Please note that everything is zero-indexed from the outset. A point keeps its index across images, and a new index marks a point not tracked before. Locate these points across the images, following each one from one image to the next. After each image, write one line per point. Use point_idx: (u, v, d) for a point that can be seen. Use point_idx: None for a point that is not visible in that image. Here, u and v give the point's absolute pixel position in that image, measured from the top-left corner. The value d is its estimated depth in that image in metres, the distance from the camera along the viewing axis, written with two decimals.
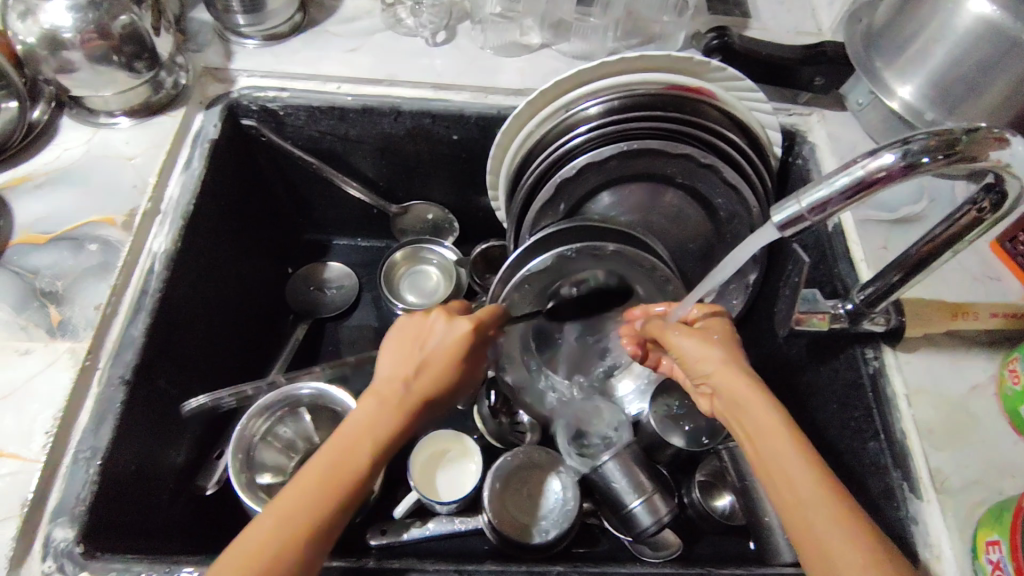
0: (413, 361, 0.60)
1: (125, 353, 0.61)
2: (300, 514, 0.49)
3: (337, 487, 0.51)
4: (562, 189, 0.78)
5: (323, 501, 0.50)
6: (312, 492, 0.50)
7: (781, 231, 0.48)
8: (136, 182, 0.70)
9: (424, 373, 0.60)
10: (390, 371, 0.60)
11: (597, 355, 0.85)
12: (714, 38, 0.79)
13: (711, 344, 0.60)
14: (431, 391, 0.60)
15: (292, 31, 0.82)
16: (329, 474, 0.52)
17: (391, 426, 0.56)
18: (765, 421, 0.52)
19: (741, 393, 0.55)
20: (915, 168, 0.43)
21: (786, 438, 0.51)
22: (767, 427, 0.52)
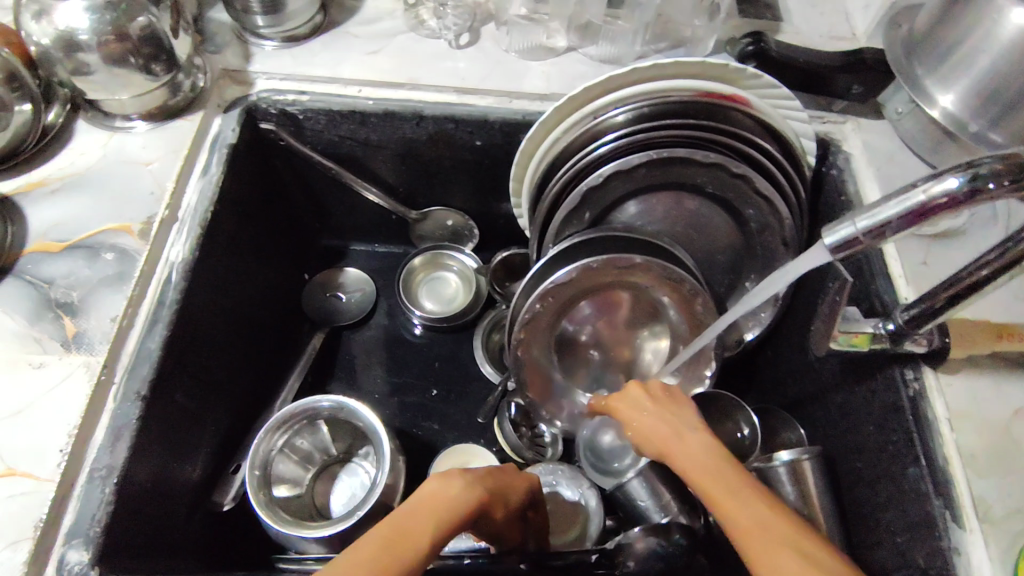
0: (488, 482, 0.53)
1: (141, 366, 0.59)
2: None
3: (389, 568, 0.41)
4: (588, 198, 0.75)
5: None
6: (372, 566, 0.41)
7: (833, 254, 0.46)
8: (154, 188, 0.68)
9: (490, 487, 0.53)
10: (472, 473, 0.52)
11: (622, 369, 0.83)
12: (750, 44, 0.76)
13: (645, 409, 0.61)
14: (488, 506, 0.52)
15: (312, 32, 0.80)
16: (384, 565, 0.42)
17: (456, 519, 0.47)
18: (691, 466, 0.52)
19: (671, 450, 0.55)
20: (980, 193, 0.40)
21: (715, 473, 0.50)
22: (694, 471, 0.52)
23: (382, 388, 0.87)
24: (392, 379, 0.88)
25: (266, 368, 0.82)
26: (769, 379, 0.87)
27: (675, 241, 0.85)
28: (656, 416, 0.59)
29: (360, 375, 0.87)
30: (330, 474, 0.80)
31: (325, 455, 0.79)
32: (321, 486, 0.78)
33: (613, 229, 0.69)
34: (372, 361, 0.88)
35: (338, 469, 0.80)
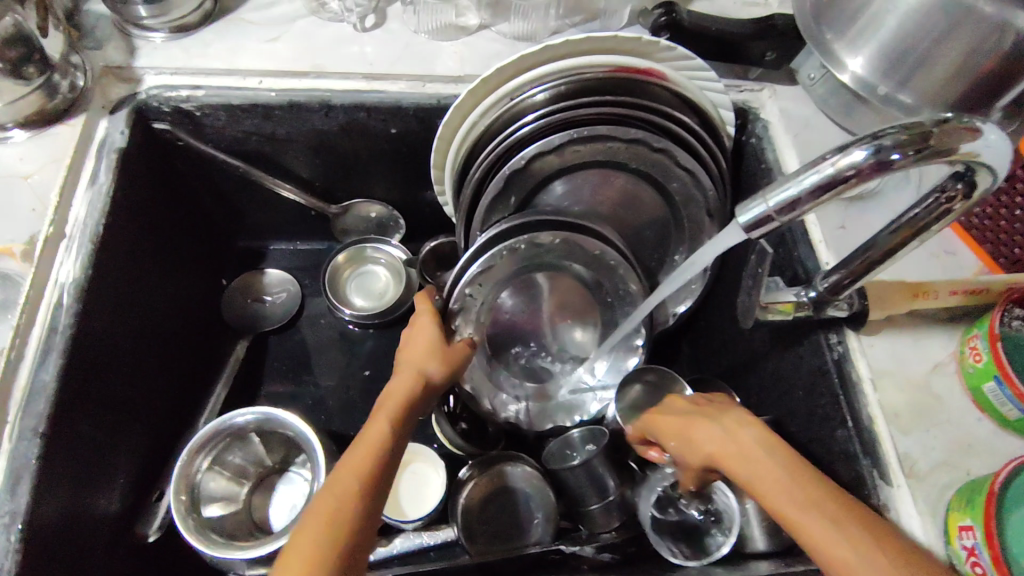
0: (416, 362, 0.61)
1: (37, 402, 0.55)
2: (346, 482, 0.51)
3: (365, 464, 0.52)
4: (511, 181, 0.73)
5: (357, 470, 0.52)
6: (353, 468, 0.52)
7: (748, 232, 0.45)
8: (35, 204, 0.62)
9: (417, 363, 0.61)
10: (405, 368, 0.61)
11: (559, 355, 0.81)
12: (661, 15, 0.74)
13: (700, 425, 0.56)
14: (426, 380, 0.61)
15: (202, 21, 0.74)
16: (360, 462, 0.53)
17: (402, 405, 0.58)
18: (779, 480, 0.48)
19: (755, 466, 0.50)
20: (887, 165, 0.39)
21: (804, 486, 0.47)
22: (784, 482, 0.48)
23: (316, 392, 0.83)
24: (325, 384, 0.84)
25: (187, 383, 0.78)
26: (703, 349, 0.88)
27: (604, 219, 0.84)
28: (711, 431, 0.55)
29: (290, 382, 0.83)
30: (268, 485, 0.76)
31: (260, 467, 0.75)
32: (259, 499, 0.75)
33: (539, 215, 0.67)
34: (304, 366, 0.84)
35: (276, 479, 0.76)
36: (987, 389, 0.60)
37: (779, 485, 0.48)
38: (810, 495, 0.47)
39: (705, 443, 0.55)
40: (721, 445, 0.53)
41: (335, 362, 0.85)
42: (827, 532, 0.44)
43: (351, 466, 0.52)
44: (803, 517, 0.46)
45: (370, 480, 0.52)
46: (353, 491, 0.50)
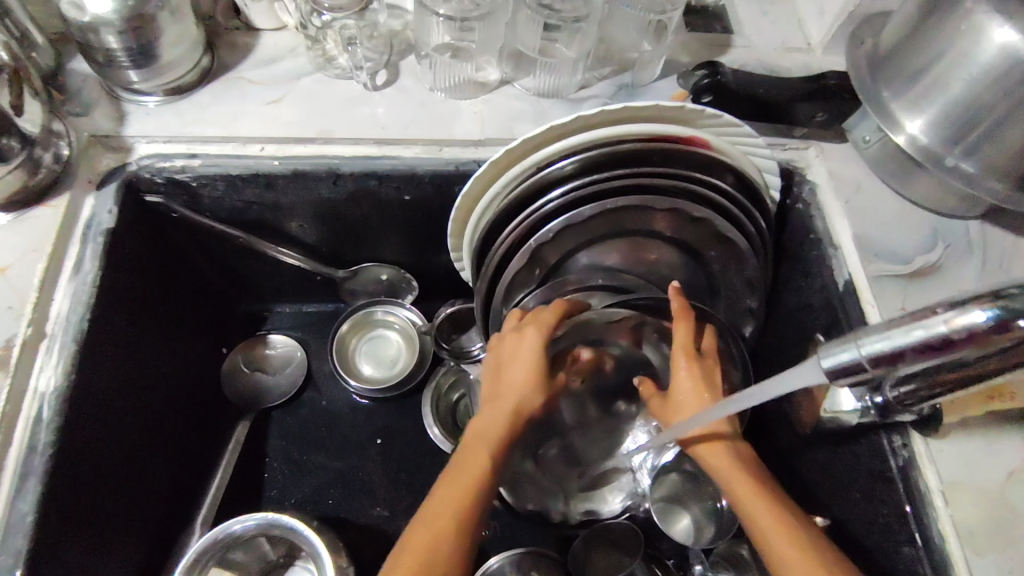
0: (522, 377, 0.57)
1: (13, 539, 0.49)
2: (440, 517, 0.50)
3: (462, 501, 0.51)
4: (536, 254, 0.67)
5: (452, 507, 0.51)
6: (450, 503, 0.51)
7: (831, 378, 0.39)
8: (13, 301, 0.56)
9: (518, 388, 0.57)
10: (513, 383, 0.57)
11: (587, 437, 0.75)
12: (705, 76, 0.68)
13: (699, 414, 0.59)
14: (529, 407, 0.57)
15: (199, 80, 0.67)
16: (456, 499, 0.51)
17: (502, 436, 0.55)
18: (751, 507, 0.53)
19: (737, 488, 0.55)
20: (1012, 330, 0.32)
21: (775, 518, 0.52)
22: (754, 509, 0.53)
23: (323, 475, 0.77)
24: (333, 465, 0.77)
25: (187, 470, 0.72)
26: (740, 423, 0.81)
27: None
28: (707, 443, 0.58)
29: (297, 465, 0.77)
30: None
31: (264, 563, 0.69)
32: None
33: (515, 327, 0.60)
34: (312, 444, 0.78)
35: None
36: None
37: (754, 504, 0.53)
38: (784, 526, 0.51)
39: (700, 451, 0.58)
40: (717, 461, 0.57)
41: (344, 441, 0.79)
42: (796, 563, 0.49)
43: (442, 503, 0.51)
44: (772, 534, 0.51)
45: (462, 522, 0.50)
46: (446, 529, 0.49)
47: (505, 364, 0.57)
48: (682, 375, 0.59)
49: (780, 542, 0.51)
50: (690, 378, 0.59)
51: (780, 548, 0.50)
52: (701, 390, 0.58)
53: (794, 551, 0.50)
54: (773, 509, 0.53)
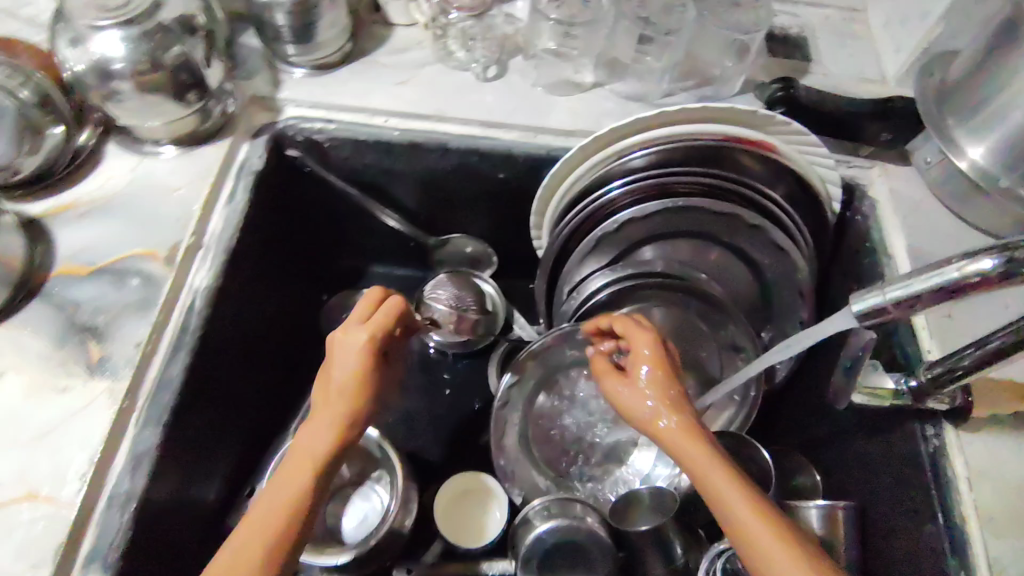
0: (342, 386, 0.54)
1: (163, 394, 0.61)
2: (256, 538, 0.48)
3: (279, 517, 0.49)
4: (601, 242, 0.78)
5: (270, 523, 0.49)
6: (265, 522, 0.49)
7: (859, 321, 0.46)
8: (181, 215, 0.69)
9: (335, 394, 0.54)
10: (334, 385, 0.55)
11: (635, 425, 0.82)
12: (778, 89, 0.76)
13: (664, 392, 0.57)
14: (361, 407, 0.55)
15: (342, 61, 0.80)
16: (272, 515, 0.49)
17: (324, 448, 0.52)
18: (727, 499, 0.50)
19: (709, 479, 0.51)
20: (1017, 276, 0.39)
21: (758, 515, 0.48)
22: (729, 501, 0.49)
23: None
24: None
25: (285, 388, 0.83)
26: (782, 421, 0.87)
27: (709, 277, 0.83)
28: (675, 425, 0.55)
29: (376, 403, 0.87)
30: (342, 495, 0.81)
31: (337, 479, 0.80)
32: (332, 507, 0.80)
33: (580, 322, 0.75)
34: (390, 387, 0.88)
35: (351, 492, 0.81)
36: None
37: (729, 496, 0.49)
38: (771, 522, 0.48)
39: (669, 432, 0.55)
40: (688, 448, 0.53)
41: None
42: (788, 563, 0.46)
43: (261, 519, 0.49)
44: (757, 530, 0.48)
45: (280, 537, 0.49)
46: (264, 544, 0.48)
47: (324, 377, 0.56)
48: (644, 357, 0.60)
49: (778, 553, 0.46)
50: (652, 358, 0.59)
51: (766, 549, 0.47)
52: (660, 377, 0.58)
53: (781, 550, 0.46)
54: (751, 499, 0.49)
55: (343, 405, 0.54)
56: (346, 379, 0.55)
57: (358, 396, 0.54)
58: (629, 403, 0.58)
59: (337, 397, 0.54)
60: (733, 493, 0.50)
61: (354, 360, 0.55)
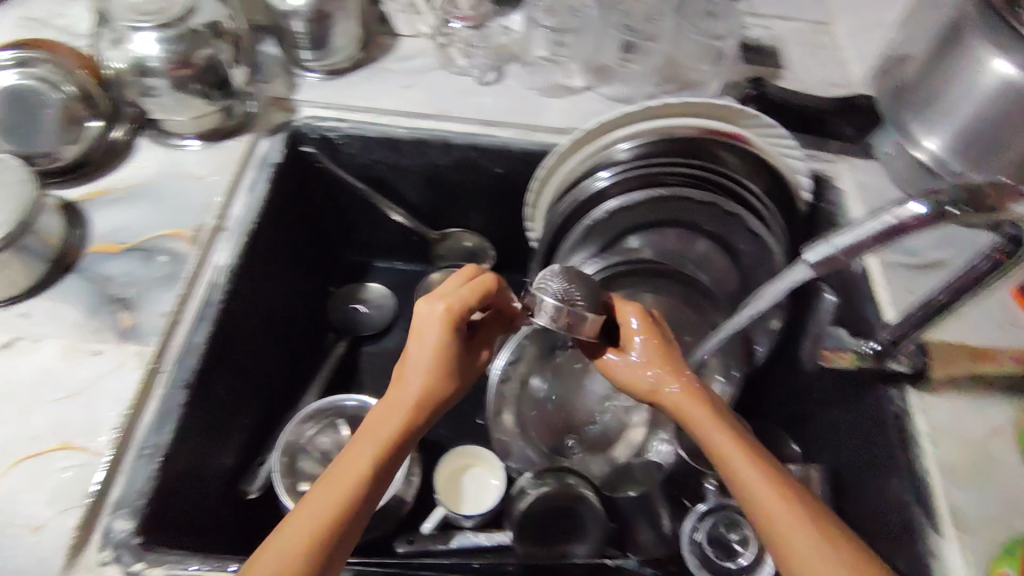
0: (419, 370, 0.56)
1: (188, 357, 0.66)
2: (314, 516, 0.47)
3: (342, 494, 0.48)
4: (591, 232, 0.83)
5: (330, 500, 0.48)
6: (328, 500, 0.48)
7: (812, 268, 0.52)
8: (206, 201, 0.75)
9: (409, 374, 0.56)
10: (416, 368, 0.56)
11: None
12: (751, 88, 0.85)
13: (695, 396, 0.58)
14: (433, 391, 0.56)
15: (353, 67, 0.88)
16: (338, 491, 0.49)
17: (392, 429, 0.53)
18: (777, 514, 0.48)
19: (759, 491, 0.50)
20: (942, 217, 0.45)
21: (809, 531, 0.47)
22: (779, 516, 0.48)
23: None
24: None
25: (294, 371, 0.88)
26: (764, 398, 0.92)
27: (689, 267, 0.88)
28: (717, 435, 0.54)
29: (381, 386, 0.92)
30: None
31: None
32: None
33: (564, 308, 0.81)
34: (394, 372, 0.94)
35: None
36: None
37: (779, 511, 0.48)
38: (826, 541, 0.47)
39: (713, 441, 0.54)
40: (733, 461, 0.52)
41: None
42: None
43: (324, 494, 0.49)
44: (804, 548, 0.47)
45: (342, 515, 0.48)
46: (324, 525, 0.47)
47: (406, 356, 0.57)
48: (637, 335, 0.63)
49: (800, 537, 0.47)
50: (646, 342, 0.62)
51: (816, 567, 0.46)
52: (659, 354, 0.61)
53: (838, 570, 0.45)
54: (803, 515, 0.48)
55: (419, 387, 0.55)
56: (431, 358, 0.56)
57: (433, 380, 0.56)
58: (641, 384, 0.60)
59: (416, 375, 0.56)
60: (773, 502, 0.49)
61: (437, 332, 0.57)
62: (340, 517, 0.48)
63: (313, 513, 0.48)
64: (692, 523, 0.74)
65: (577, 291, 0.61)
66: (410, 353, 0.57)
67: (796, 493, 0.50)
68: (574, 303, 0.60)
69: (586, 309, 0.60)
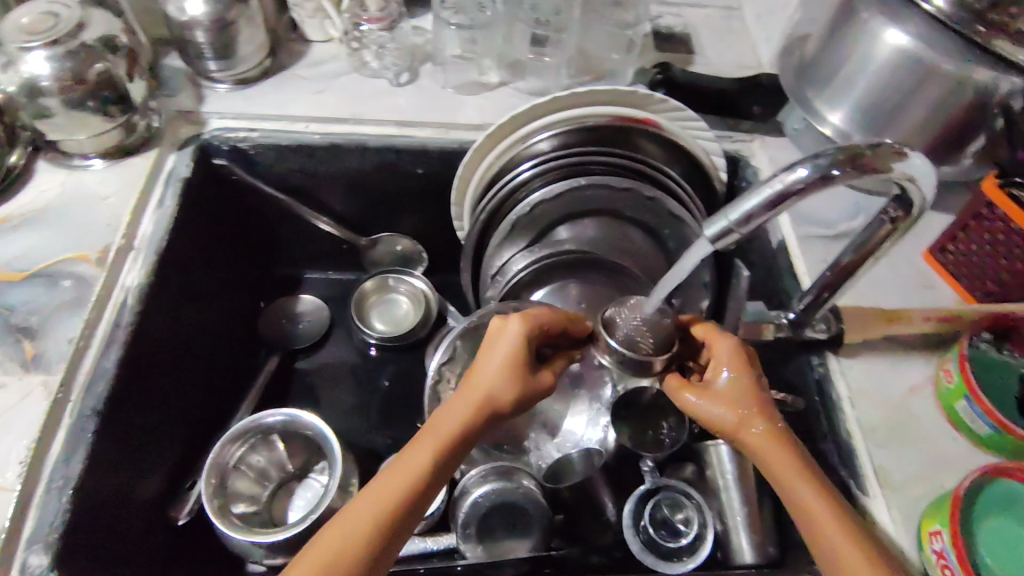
0: (485, 382, 0.58)
1: (97, 383, 0.63)
2: (365, 516, 0.50)
3: (392, 496, 0.51)
4: (518, 226, 0.81)
5: (383, 502, 0.51)
6: (379, 500, 0.51)
7: (712, 245, 0.52)
8: (110, 220, 0.73)
9: (479, 384, 0.58)
10: (485, 376, 0.58)
11: None
12: (658, 74, 0.86)
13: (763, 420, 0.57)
14: (497, 402, 0.58)
15: (262, 75, 0.86)
16: (392, 493, 0.51)
17: (449, 436, 0.55)
18: (829, 530, 0.51)
19: (812, 509, 0.52)
20: (828, 178, 0.47)
21: (851, 543, 0.50)
22: (830, 533, 0.51)
23: (339, 404, 0.90)
24: (349, 398, 0.91)
25: (224, 389, 0.86)
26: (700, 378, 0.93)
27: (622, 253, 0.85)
28: (777, 459, 0.55)
29: (318, 399, 0.90)
30: (287, 489, 0.83)
31: (282, 472, 0.82)
32: (279, 502, 0.82)
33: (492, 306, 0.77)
34: (331, 383, 0.92)
35: (296, 484, 0.83)
36: (958, 409, 0.64)
37: (829, 526, 0.51)
38: (866, 552, 0.49)
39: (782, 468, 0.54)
40: (796, 484, 0.53)
41: (358, 382, 0.92)
42: None
43: (379, 495, 0.51)
44: (848, 558, 0.49)
45: (391, 519, 0.50)
46: (376, 526, 0.50)
47: (478, 366, 0.60)
48: (721, 361, 0.61)
49: (836, 540, 0.50)
50: (729, 368, 0.60)
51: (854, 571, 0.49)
52: (744, 380, 0.59)
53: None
54: (850, 531, 0.50)
55: (485, 395, 0.57)
56: (501, 365, 0.59)
57: (499, 390, 0.58)
58: (722, 417, 0.58)
59: (485, 380, 0.58)
60: (827, 519, 0.51)
61: (507, 346, 0.60)
62: (391, 518, 0.50)
63: (365, 513, 0.50)
64: (630, 508, 0.75)
65: (656, 337, 0.62)
66: (483, 359, 0.60)
67: (845, 509, 0.52)
68: (639, 345, 0.62)
69: (656, 357, 0.62)
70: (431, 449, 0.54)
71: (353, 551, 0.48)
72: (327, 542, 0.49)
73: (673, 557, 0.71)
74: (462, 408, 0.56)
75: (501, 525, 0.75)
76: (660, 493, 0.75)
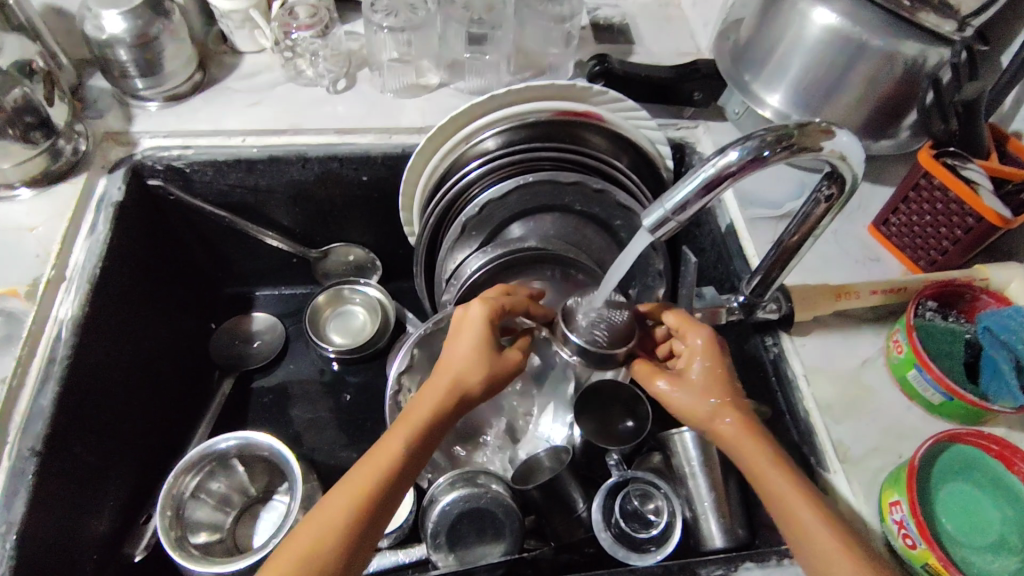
0: (454, 366, 0.59)
1: (34, 422, 0.60)
2: (341, 499, 0.51)
3: (368, 479, 0.52)
4: (469, 227, 0.79)
5: (359, 484, 0.51)
6: (356, 482, 0.51)
7: (653, 233, 0.52)
8: (40, 252, 0.70)
9: (450, 368, 0.59)
10: (456, 360, 0.60)
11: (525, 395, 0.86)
12: (596, 65, 0.86)
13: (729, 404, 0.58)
14: (467, 385, 0.59)
15: (193, 90, 0.83)
16: (369, 475, 0.52)
17: (422, 419, 0.56)
18: (788, 501, 0.52)
19: (773, 484, 0.53)
20: (758, 159, 0.47)
21: (811, 509, 0.51)
22: (790, 503, 0.51)
23: (300, 421, 0.88)
24: (309, 415, 0.89)
25: (174, 418, 0.84)
26: None
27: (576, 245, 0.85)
28: (740, 439, 0.56)
29: (277, 418, 0.88)
30: (252, 514, 0.81)
31: (244, 496, 0.81)
32: (242, 529, 0.80)
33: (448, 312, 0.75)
34: (289, 402, 0.90)
35: (261, 507, 0.82)
36: (909, 378, 0.65)
37: (787, 497, 0.52)
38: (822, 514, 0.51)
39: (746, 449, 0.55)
40: (760, 462, 0.54)
41: (318, 396, 0.91)
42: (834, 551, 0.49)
43: (356, 478, 0.52)
44: (807, 522, 0.50)
45: (367, 502, 0.51)
46: (352, 509, 0.50)
47: (449, 351, 0.61)
48: (694, 350, 0.61)
49: (798, 501, 0.51)
50: (701, 356, 0.60)
51: (814, 536, 0.50)
52: (713, 367, 0.60)
53: (831, 539, 0.50)
54: (810, 501, 0.51)
55: (456, 378, 0.59)
56: (468, 350, 0.60)
57: (470, 372, 0.59)
58: (693, 407, 0.58)
59: (454, 365, 0.59)
60: (790, 492, 0.52)
61: (476, 329, 0.61)
62: (366, 502, 0.51)
63: (342, 496, 0.51)
64: (601, 501, 0.71)
65: (614, 328, 0.62)
66: (451, 345, 0.61)
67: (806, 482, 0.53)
68: (596, 336, 0.61)
69: (615, 348, 0.62)
70: (406, 433, 0.55)
71: (329, 537, 0.49)
72: (301, 530, 0.50)
73: (645, 548, 0.68)
74: (435, 391, 0.58)
75: (468, 531, 0.72)
76: (629, 485, 0.73)
